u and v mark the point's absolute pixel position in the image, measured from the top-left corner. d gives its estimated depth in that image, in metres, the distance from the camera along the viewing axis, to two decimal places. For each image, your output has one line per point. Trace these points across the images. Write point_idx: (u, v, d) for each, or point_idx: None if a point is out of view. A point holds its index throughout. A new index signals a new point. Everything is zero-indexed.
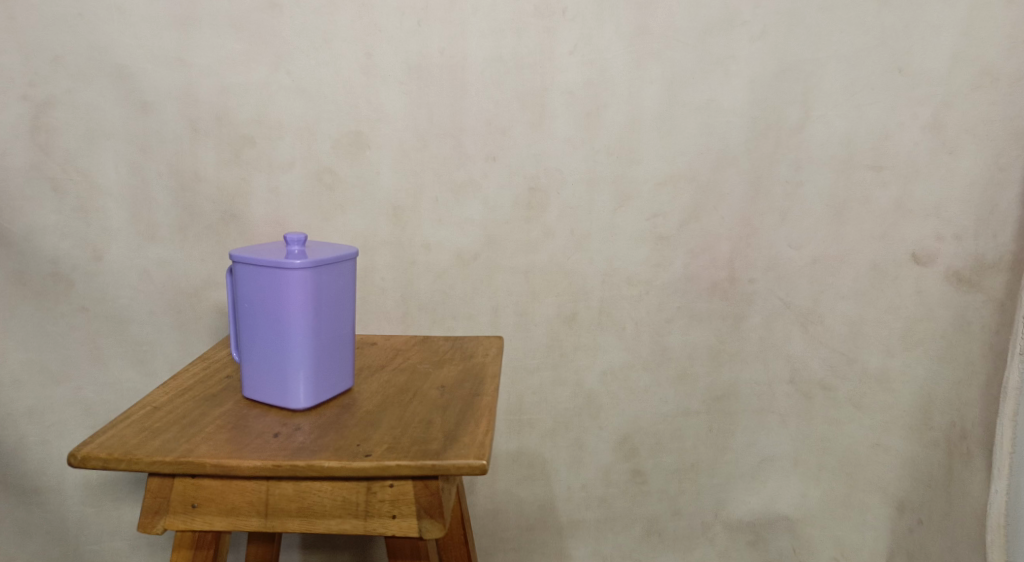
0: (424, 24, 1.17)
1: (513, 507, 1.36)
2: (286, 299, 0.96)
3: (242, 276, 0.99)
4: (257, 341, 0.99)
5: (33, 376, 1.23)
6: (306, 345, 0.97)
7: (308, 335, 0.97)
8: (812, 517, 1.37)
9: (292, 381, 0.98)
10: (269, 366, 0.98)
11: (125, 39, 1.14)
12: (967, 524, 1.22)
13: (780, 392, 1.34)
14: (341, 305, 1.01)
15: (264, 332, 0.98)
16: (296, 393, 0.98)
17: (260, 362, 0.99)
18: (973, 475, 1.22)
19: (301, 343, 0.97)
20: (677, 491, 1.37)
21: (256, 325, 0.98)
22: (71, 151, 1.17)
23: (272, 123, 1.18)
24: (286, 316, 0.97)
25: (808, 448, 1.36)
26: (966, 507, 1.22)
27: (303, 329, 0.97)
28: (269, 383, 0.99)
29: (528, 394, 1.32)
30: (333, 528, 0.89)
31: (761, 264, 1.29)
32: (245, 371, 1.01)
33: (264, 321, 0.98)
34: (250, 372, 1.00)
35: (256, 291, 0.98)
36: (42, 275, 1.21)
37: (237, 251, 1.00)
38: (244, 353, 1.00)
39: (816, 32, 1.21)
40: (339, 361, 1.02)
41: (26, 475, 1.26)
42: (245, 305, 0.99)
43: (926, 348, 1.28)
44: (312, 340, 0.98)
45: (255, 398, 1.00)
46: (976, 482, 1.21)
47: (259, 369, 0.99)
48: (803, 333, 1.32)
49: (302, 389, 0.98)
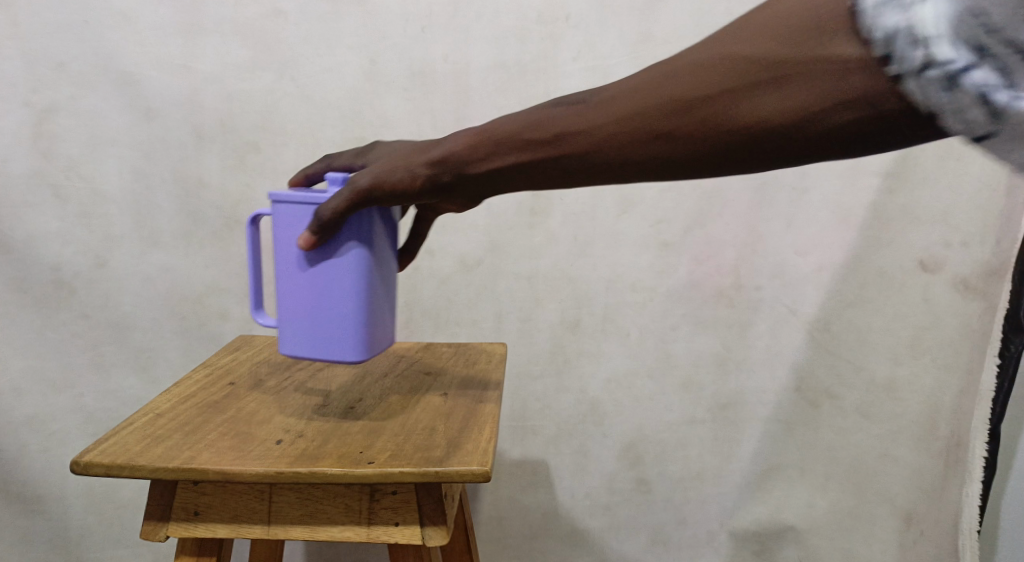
0: (427, 30, 1.17)
1: (517, 514, 1.37)
2: (330, 240, 0.83)
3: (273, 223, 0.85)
4: (294, 296, 0.84)
5: (36, 384, 1.24)
6: (355, 294, 0.84)
7: (358, 280, 0.84)
8: (819, 528, 1.35)
9: (345, 335, 0.84)
10: (317, 319, 0.84)
11: (129, 46, 1.14)
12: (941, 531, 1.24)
13: (786, 400, 1.33)
14: (387, 247, 0.87)
15: (304, 283, 0.84)
16: (349, 348, 0.84)
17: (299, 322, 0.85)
18: (955, 482, 1.22)
19: (349, 292, 0.84)
20: (681, 499, 1.38)
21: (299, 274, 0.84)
22: (75, 156, 1.17)
23: (276, 131, 1.19)
24: (331, 263, 0.83)
25: (814, 457, 1.34)
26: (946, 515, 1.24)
27: (350, 275, 0.83)
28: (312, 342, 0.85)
29: (531, 402, 1.32)
30: (335, 536, 0.90)
31: (767, 271, 1.29)
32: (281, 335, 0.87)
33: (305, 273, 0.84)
34: (290, 333, 0.85)
35: (290, 237, 0.84)
36: (46, 282, 1.20)
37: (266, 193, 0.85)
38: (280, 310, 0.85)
39: None
40: (387, 309, 0.88)
41: (32, 480, 1.27)
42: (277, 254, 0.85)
43: (933, 356, 1.26)
44: (361, 286, 0.84)
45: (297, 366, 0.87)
46: (954, 489, 1.22)
47: (300, 329, 0.85)
48: (810, 342, 1.31)
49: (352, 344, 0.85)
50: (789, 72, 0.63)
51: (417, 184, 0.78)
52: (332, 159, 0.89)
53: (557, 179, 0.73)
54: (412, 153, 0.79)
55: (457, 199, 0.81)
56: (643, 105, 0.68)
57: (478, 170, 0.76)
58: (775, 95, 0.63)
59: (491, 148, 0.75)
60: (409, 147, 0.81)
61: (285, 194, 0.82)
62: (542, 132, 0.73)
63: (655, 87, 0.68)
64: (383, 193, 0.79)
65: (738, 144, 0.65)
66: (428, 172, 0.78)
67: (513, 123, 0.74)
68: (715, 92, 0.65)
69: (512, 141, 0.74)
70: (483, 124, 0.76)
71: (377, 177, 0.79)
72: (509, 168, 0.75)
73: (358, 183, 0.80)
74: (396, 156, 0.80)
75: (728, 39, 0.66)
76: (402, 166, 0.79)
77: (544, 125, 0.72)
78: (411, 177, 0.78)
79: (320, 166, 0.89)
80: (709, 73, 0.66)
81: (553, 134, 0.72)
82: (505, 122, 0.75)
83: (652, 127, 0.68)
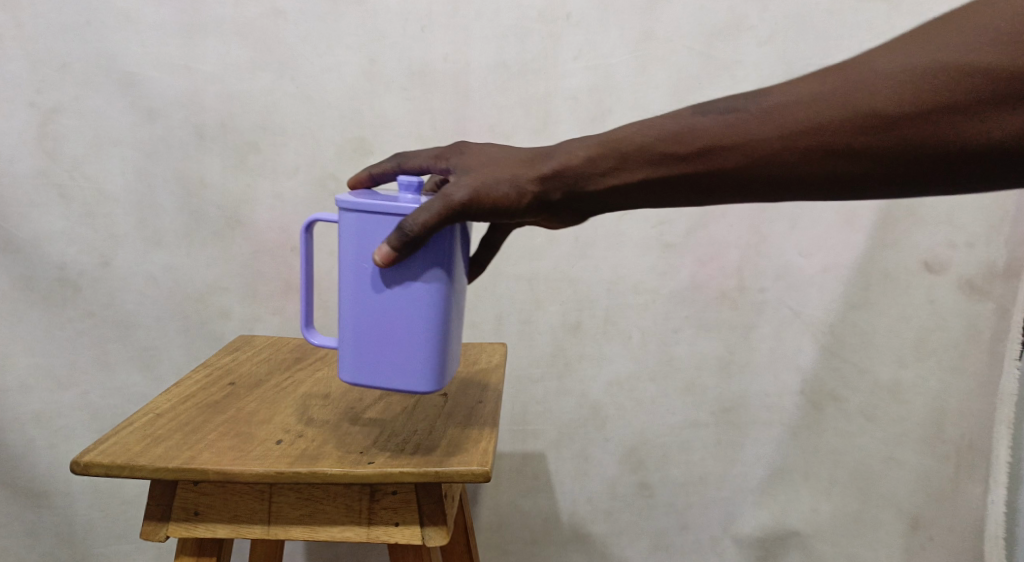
0: (427, 30, 1.17)
1: (519, 518, 1.37)
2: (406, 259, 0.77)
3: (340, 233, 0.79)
4: (363, 319, 0.79)
5: (40, 382, 1.24)
6: (429, 323, 0.78)
7: (435, 303, 0.78)
8: (825, 534, 1.34)
9: (416, 361, 0.79)
10: (387, 343, 0.79)
11: (132, 47, 1.16)
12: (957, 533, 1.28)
13: (791, 403, 1.32)
14: (462, 270, 0.82)
15: (376, 302, 0.79)
16: (421, 376, 0.80)
17: (366, 349, 0.79)
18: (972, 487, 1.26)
19: (424, 319, 0.78)
20: (684, 505, 1.37)
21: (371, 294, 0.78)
22: (79, 156, 1.18)
23: (277, 131, 1.20)
24: (407, 286, 0.78)
25: (819, 461, 1.33)
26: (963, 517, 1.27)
27: (426, 301, 0.78)
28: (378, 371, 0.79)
29: (533, 405, 1.32)
30: (336, 536, 0.90)
31: (771, 272, 1.28)
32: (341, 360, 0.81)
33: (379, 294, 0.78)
34: (357, 356, 0.80)
35: (362, 251, 0.78)
36: (50, 281, 1.21)
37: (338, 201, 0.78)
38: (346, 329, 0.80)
39: (822, 38, 1.19)
40: (456, 332, 0.83)
41: (36, 478, 1.27)
42: (345, 269, 0.79)
43: (938, 359, 1.26)
44: (436, 315, 0.79)
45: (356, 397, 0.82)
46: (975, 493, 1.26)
47: (366, 356, 0.80)
48: (814, 345, 1.30)
49: (423, 376, 0.80)
50: (995, 98, 0.63)
51: (525, 201, 0.74)
52: (401, 161, 0.83)
53: (693, 192, 0.73)
54: (521, 166, 0.75)
55: (565, 210, 0.77)
56: (808, 122, 0.67)
57: (599, 187, 0.74)
58: (969, 122, 0.63)
59: (619, 160, 0.73)
60: (498, 155, 0.76)
61: (356, 202, 0.76)
62: (683, 146, 0.71)
63: (847, 101, 0.66)
64: (480, 207, 0.74)
65: (919, 160, 0.66)
66: (539, 189, 0.74)
67: (649, 135, 0.72)
68: (923, 111, 0.64)
69: (647, 155, 0.72)
70: (602, 135, 0.74)
71: (476, 192, 0.74)
72: (632, 182, 0.73)
73: (454, 198, 0.73)
74: (490, 166, 0.75)
75: (924, 52, 0.65)
76: (508, 180, 0.74)
77: (689, 140, 0.71)
78: (519, 194, 0.74)
79: (390, 166, 0.83)
80: (881, 87, 0.65)
81: (701, 147, 0.71)
82: (634, 135, 0.73)
83: (825, 140, 0.67)
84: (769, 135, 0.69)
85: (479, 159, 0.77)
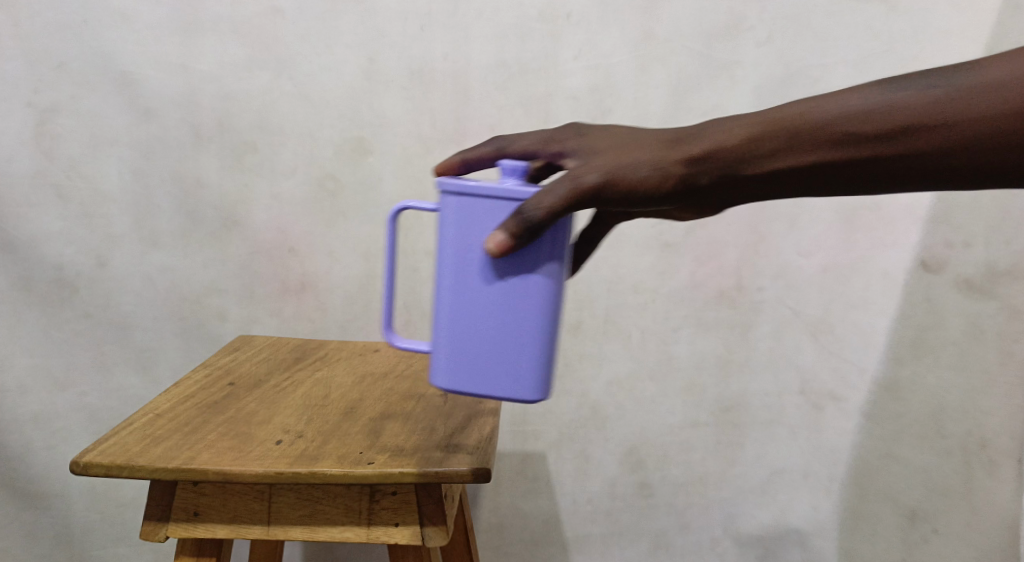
0: (427, 29, 1.17)
1: (519, 518, 1.37)
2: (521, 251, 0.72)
3: (440, 219, 0.74)
4: (467, 318, 0.74)
5: (37, 383, 1.24)
6: (540, 321, 0.74)
7: (549, 301, 0.74)
8: (825, 531, 1.37)
9: (525, 364, 0.75)
10: (497, 344, 0.74)
11: (129, 46, 1.15)
12: (986, 534, 1.19)
13: (790, 403, 1.33)
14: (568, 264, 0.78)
15: (485, 300, 0.74)
16: (531, 380, 0.75)
17: (470, 348, 0.75)
18: (997, 485, 1.17)
19: (534, 317, 0.74)
20: (684, 504, 1.37)
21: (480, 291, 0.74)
22: (77, 156, 1.18)
23: (275, 130, 1.19)
24: (520, 281, 0.73)
25: (821, 461, 1.34)
26: (990, 515, 1.18)
27: (538, 298, 0.74)
28: (480, 373, 0.75)
29: (533, 405, 1.32)
30: (335, 536, 0.90)
31: (770, 272, 1.28)
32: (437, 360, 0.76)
33: (487, 287, 0.73)
34: (465, 358, 0.75)
35: (467, 237, 0.73)
36: (47, 281, 1.21)
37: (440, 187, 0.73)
38: (450, 328, 0.75)
39: (821, 38, 1.19)
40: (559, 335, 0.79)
41: (34, 479, 1.27)
42: (446, 260, 0.74)
43: (937, 356, 1.23)
44: (547, 313, 0.74)
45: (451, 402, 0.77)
46: (1003, 494, 1.17)
47: (472, 358, 0.75)
48: (813, 343, 1.30)
49: (532, 383, 0.75)
50: None
51: (667, 185, 0.71)
52: (506, 147, 0.78)
53: (863, 179, 0.70)
54: (669, 147, 0.71)
55: (716, 202, 0.73)
56: (1006, 107, 0.66)
57: (754, 170, 0.71)
58: None
59: (789, 139, 0.70)
60: (636, 136, 0.73)
61: (462, 183, 0.72)
62: (868, 126, 0.68)
63: None
64: (616, 191, 0.71)
65: None
66: (686, 171, 0.71)
67: (816, 116, 0.69)
68: None
69: (811, 137, 0.69)
70: (749, 118, 0.71)
71: (612, 174, 0.71)
72: (806, 165, 0.70)
73: (587, 180, 0.70)
74: (629, 147, 0.72)
75: None
76: (651, 161, 0.71)
77: (872, 119, 0.68)
78: (661, 176, 0.71)
79: (487, 150, 0.79)
80: None
81: (891, 128, 0.68)
82: (797, 114, 0.70)
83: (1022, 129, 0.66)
84: (936, 120, 0.67)
85: (614, 140, 0.73)
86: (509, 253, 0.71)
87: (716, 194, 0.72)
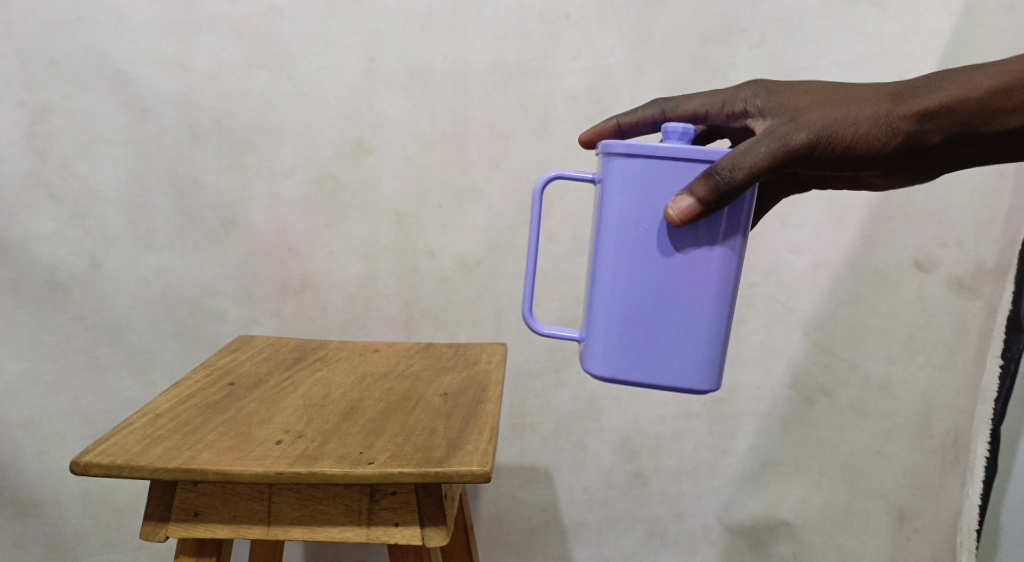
0: (426, 30, 1.16)
1: (516, 511, 1.38)
2: (702, 224, 0.77)
3: (617, 185, 0.78)
4: (636, 293, 0.79)
5: (31, 386, 1.23)
6: (717, 293, 0.78)
7: (722, 280, 0.78)
8: (813, 523, 1.36)
9: (696, 343, 0.79)
10: (664, 323, 0.79)
11: (124, 44, 1.13)
12: (942, 528, 1.21)
13: (781, 396, 1.35)
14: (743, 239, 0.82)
15: (658, 277, 0.78)
16: (698, 360, 0.80)
17: (646, 321, 0.79)
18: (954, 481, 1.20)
19: (710, 296, 0.78)
20: (677, 493, 1.39)
21: (649, 269, 0.78)
22: (70, 157, 1.16)
23: (274, 129, 1.18)
24: (698, 257, 0.78)
25: (809, 453, 1.35)
26: (947, 511, 1.20)
27: (715, 267, 0.78)
28: (652, 350, 0.80)
29: (531, 400, 1.33)
30: (335, 536, 0.90)
31: (761, 268, 1.31)
32: (615, 330, 0.80)
33: (667, 257, 0.78)
34: (632, 334, 0.80)
35: (646, 206, 0.77)
36: (40, 283, 1.19)
37: (612, 157, 0.78)
38: (617, 304, 0.80)
39: (815, 39, 1.19)
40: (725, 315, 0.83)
41: (29, 482, 1.26)
42: (621, 228, 0.79)
43: (927, 355, 1.25)
44: (724, 286, 0.78)
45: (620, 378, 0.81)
46: (954, 488, 1.19)
47: (639, 335, 0.80)
48: (803, 338, 1.33)
49: (702, 363, 0.80)
50: None
51: (894, 141, 0.77)
52: (669, 108, 0.90)
53: None
54: (888, 102, 0.77)
55: (931, 161, 0.80)
56: None
57: (976, 128, 0.77)
58: None
59: None
60: (858, 90, 0.79)
61: (639, 147, 0.76)
62: None
63: None
64: (831, 151, 0.77)
65: None
66: (909, 127, 0.77)
67: None
68: None
69: None
70: (960, 76, 0.78)
71: (826, 130, 0.76)
72: None
73: (802, 137, 0.76)
74: (846, 101, 0.78)
75: None
76: (875, 117, 0.77)
77: None
78: (890, 133, 0.77)
79: (650, 114, 0.91)
80: None
81: None
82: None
83: None
84: None
85: (827, 94, 0.79)
86: (692, 219, 0.75)
87: (931, 151, 0.78)
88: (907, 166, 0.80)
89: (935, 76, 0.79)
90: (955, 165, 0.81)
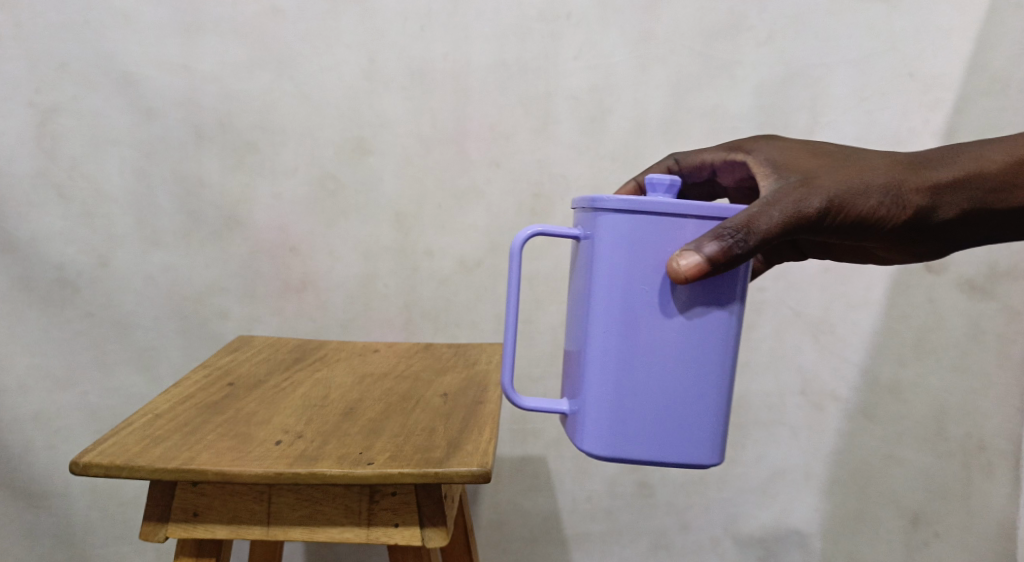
0: (427, 29, 1.17)
1: (519, 517, 1.37)
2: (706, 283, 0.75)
3: (611, 242, 0.75)
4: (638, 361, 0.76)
5: (39, 382, 1.24)
6: (721, 358, 0.76)
7: (727, 345, 0.76)
8: (824, 531, 1.34)
9: (702, 412, 0.76)
10: (670, 391, 0.76)
11: (130, 46, 1.15)
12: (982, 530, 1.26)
13: (792, 403, 1.31)
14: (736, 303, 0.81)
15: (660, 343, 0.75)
16: (705, 429, 0.77)
17: (648, 392, 0.76)
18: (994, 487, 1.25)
19: (714, 362, 0.76)
20: (685, 504, 1.36)
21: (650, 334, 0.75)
22: (78, 156, 1.18)
23: (276, 130, 1.19)
24: (703, 320, 0.75)
25: (820, 461, 1.33)
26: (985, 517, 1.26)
27: (717, 331, 0.76)
28: (658, 422, 0.76)
29: None
30: (335, 537, 0.90)
31: (770, 272, 1.28)
32: (613, 399, 0.77)
33: (666, 319, 0.75)
34: (636, 405, 0.76)
35: (644, 265, 0.75)
36: (48, 280, 1.21)
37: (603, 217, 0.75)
38: (618, 374, 0.76)
39: (822, 37, 1.18)
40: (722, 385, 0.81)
41: (36, 477, 1.27)
42: (614, 288, 0.75)
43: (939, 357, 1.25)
44: (727, 351, 0.76)
45: (617, 448, 0.77)
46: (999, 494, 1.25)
47: (643, 405, 0.76)
48: (814, 344, 1.29)
49: (709, 431, 0.77)
50: None
51: (906, 212, 0.79)
52: (678, 158, 0.96)
53: None
54: (900, 173, 0.80)
55: (938, 236, 0.82)
56: None
57: (983, 202, 0.80)
58: None
59: None
60: (868, 159, 0.81)
61: (634, 201, 0.74)
62: None
63: None
64: (845, 217, 0.79)
65: None
66: (917, 200, 0.79)
67: None
68: None
69: None
70: (966, 154, 0.82)
71: (838, 198, 0.78)
72: None
73: (816, 203, 0.77)
74: (857, 170, 0.80)
75: None
76: (886, 186, 0.79)
77: None
78: (903, 205, 0.79)
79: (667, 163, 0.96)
80: None
81: None
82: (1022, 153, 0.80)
83: None
84: None
85: (839, 162, 0.81)
86: (701, 277, 0.73)
87: (938, 221, 0.80)
88: (914, 240, 0.82)
89: (943, 153, 0.82)
90: (954, 243, 0.83)
